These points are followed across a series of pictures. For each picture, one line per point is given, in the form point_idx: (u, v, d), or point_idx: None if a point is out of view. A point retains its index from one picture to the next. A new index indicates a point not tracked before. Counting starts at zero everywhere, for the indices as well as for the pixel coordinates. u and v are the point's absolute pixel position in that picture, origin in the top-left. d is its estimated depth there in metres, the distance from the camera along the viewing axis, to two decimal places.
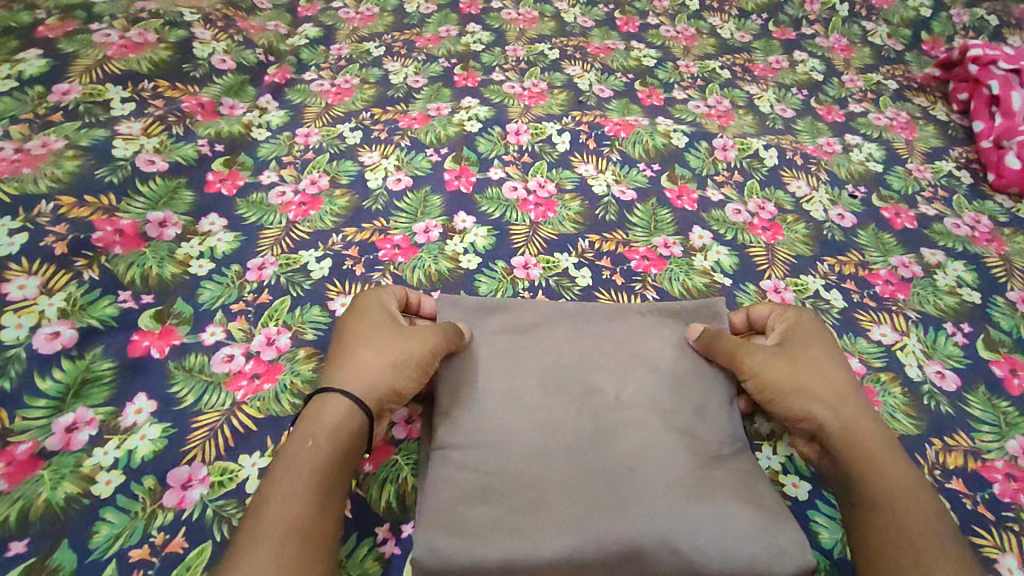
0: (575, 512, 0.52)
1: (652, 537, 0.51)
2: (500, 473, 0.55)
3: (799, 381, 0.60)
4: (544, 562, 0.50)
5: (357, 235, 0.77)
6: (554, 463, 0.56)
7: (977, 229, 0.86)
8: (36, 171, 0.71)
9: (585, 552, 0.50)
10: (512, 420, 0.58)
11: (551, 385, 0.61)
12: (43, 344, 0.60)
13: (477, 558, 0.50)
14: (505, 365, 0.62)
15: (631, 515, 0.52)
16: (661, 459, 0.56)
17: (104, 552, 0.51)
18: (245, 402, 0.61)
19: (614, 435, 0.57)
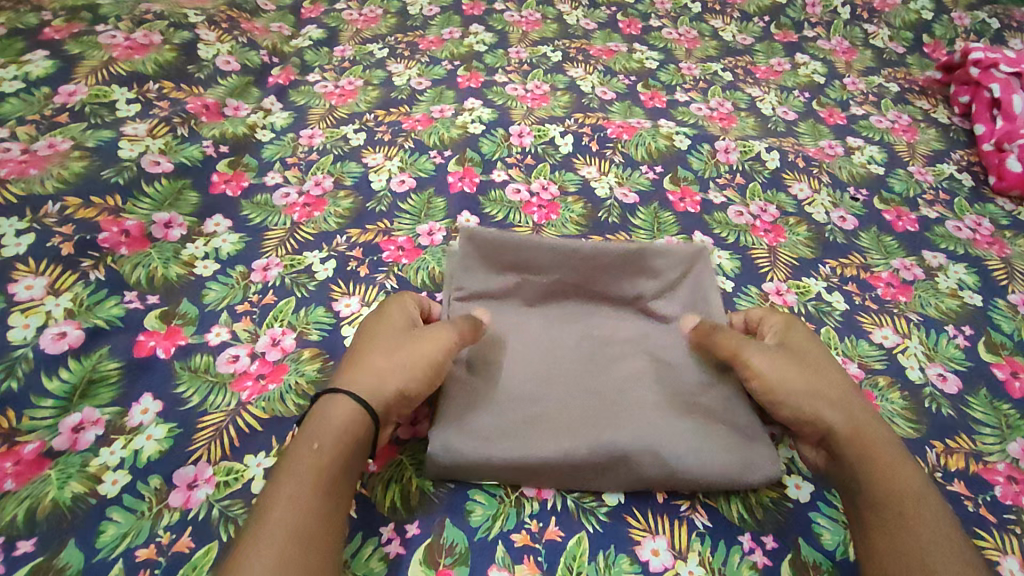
0: (572, 429, 0.58)
1: (642, 446, 0.56)
2: (504, 394, 0.60)
3: (808, 378, 0.58)
4: (542, 464, 0.56)
5: (361, 236, 0.77)
6: (553, 387, 0.61)
7: (978, 232, 0.86)
8: (43, 172, 0.71)
9: (579, 456, 0.56)
10: (518, 348, 0.64)
11: (553, 317, 0.67)
12: (49, 344, 0.59)
13: (485, 458, 0.56)
14: (512, 298, 0.68)
15: (624, 429, 0.57)
16: (649, 383, 0.61)
17: (111, 552, 0.50)
18: (250, 402, 0.60)
19: (610, 358, 0.64)
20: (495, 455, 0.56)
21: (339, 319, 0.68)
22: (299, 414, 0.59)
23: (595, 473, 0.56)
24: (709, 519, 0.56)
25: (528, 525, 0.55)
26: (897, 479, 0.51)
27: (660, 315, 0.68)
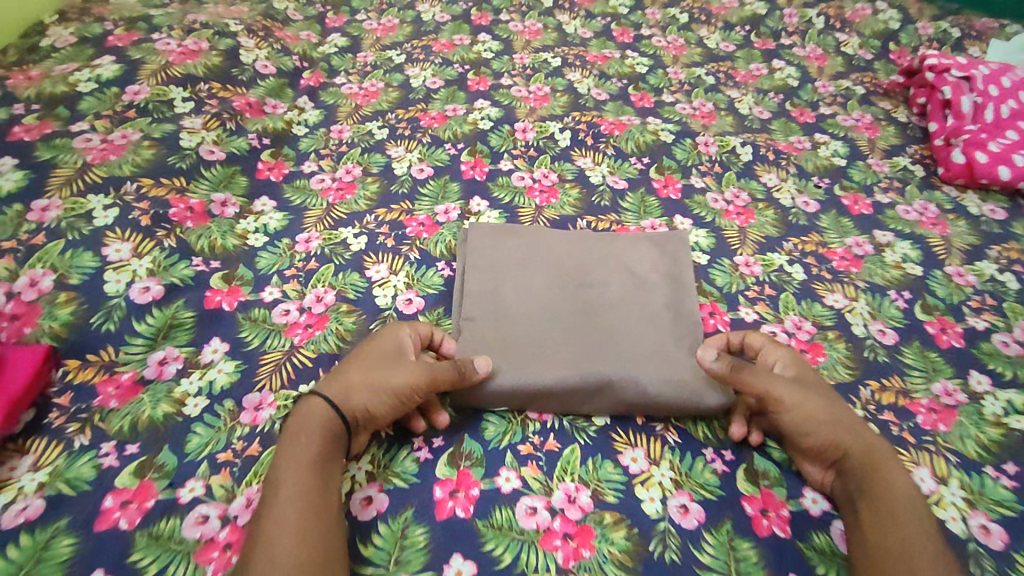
0: (568, 363, 0.69)
1: (624, 374, 0.68)
2: (513, 336, 0.72)
3: (823, 404, 0.65)
4: (540, 390, 0.68)
5: (387, 216, 0.89)
6: (554, 331, 0.73)
7: (925, 215, 0.97)
8: (121, 158, 0.82)
9: (572, 383, 0.68)
10: (526, 302, 0.76)
11: (553, 281, 0.79)
12: (138, 296, 0.71)
13: (493, 385, 0.68)
14: (521, 265, 0.81)
15: (611, 362, 0.70)
16: (630, 329, 0.74)
17: (198, 455, 0.61)
18: (301, 346, 0.72)
19: (601, 308, 0.76)
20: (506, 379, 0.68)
21: (370, 282, 0.80)
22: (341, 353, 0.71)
23: (586, 396, 0.68)
24: (678, 435, 0.69)
25: (531, 439, 0.67)
26: (896, 495, 0.59)
27: (642, 279, 0.80)
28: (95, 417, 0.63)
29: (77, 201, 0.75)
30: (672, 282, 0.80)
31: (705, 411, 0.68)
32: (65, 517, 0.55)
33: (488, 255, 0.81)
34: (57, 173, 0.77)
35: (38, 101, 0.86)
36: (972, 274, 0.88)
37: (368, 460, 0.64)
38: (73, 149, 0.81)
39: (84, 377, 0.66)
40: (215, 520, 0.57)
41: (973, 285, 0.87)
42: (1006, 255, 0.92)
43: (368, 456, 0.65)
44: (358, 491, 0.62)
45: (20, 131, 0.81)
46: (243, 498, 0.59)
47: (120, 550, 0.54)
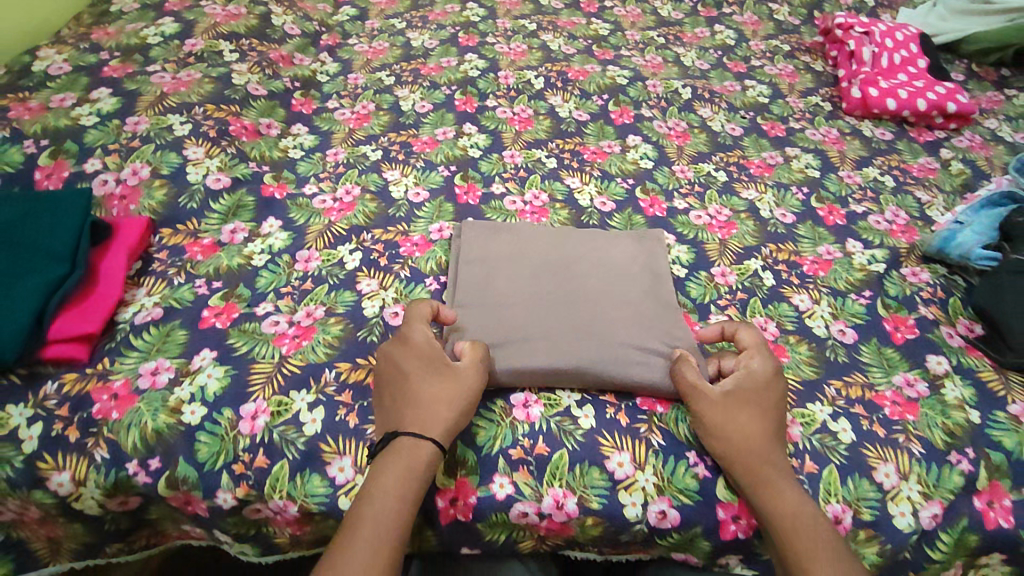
0: (559, 352, 0.75)
1: (607, 359, 0.75)
2: (506, 324, 0.78)
3: (741, 411, 0.69)
4: (530, 372, 0.74)
5: (397, 137, 1.11)
6: (543, 319, 0.79)
7: (828, 136, 1.21)
8: (189, 90, 1.04)
9: (559, 366, 0.74)
10: (515, 290, 0.83)
11: (541, 273, 0.85)
12: (213, 184, 0.93)
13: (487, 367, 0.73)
14: (510, 260, 0.87)
15: (597, 350, 0.75)
16: (613, 316, 0.80)
17: (267, 288, 0.84)
18: (336, 221, 0.94)
19: (586, 297, 0.82)
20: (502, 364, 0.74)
21: (386, 181, 1.02)
22: (367, 225, 0.94)
23: (575, 381, 0.74)
24: None
25: None
26: (793, 511, 0.63)
27: (624, 271, 0.87)
28: (187, 265, 0.85)
29: (160, 118, 0.98)
30: (651, 274, 0.87)
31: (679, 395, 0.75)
32: (178, 318, 0.78)
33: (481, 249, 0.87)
34: (142, 99, 1.00)
35: (119, 50, 1.08)
36: (859, 176, 1.12)
37: (393, 291, 0.85)
38: (151, 83, 1.03)
39: (175, 240, 0.88)
40: (285, 323, 0.79)
41: (858, 184, 1.10)
42: (887, 164, 1.16)
43: (393, 288, 0.85)
44: (388, 307, 0.82)
45: (109, 70, 1.04)
46: (302, 311, 0.81)
47: (220, 337, 0.77)
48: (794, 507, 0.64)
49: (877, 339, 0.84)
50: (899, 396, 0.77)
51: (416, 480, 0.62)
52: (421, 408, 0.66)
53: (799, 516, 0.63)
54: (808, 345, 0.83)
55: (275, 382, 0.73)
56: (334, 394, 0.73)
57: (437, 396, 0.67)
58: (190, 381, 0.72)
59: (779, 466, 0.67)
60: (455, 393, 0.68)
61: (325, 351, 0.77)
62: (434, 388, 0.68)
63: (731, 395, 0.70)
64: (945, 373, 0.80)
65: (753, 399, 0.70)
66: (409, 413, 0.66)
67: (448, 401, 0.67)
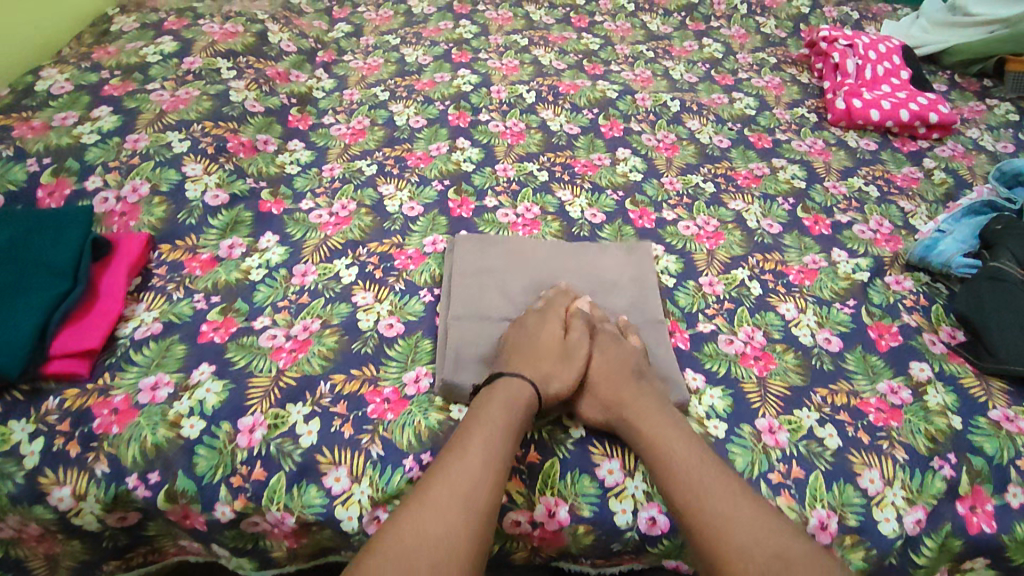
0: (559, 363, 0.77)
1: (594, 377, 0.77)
2: (504, 338, 0.80)
3: (621, 423, 0.72)
4: None
5: (391, 152, 1.13)
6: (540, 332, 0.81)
7: (814, 147, 1.24)
8: (187, 107, 1.06)
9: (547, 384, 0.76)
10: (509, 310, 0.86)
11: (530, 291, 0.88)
12: (211, 200, 0.95)
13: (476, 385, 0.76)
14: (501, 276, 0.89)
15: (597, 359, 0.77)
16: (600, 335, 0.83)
17: (264, 302, 0.86)
18: (332, 235, 0.96)
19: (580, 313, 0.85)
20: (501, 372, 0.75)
21: (381, 195, 1.04)
22: (362, 239, 0.96)
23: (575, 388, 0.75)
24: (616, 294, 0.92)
25: None
26: (695, 484, 0.63)
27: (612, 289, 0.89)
28: (187, 280, 0.87)
29: (159, 136, 1.00)
30: (639, 291, 0.90)
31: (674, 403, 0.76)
32: (177, 333, 0.80)
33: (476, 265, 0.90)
34: (142, 116, 1.02)
35: (118, 69, 1.11)
36: (844, 186, 1.14)
37: (389, 304, 0.87)
38: (150, 101, 1.05)
39: (173, 256, 0.90)
40: (282, 337, 0.81)
41: (843, 194, 1.13)
42: (872, 174, 1.18)
43: (388, 301, 0.87)
44: (382, 319, 0.84)
45: (109, 89, 1.06)
46: (299, 325, 0.83)
47: (218, 351, 0.78)
48: (696, 474, 0.64)
49: (861, 347, 0.86)
50: (882, 403, 0.79)
51: (487, 477, 0.63)
52: (487, 407, 0.69)
53: (692, 481, 0.64)
54: (795, 353, 0.85)
55: (272, 395, 0.74)
56: (329, 406, 0.74)
57: (502, 395, 0.71)
58: (189, 395, 0.73)
59: (678, 443, 0.68)
60: (517, 398, 0.71)
61: (320, 363, 0.78)
62: (498, 392, 0.71)
63: (610, 409, 0.73)
64: (927, 380, 0.82)
65: (621, 402, 0.73)
66: (476, 413, 0.69)
67: (511, 404, 0.70)
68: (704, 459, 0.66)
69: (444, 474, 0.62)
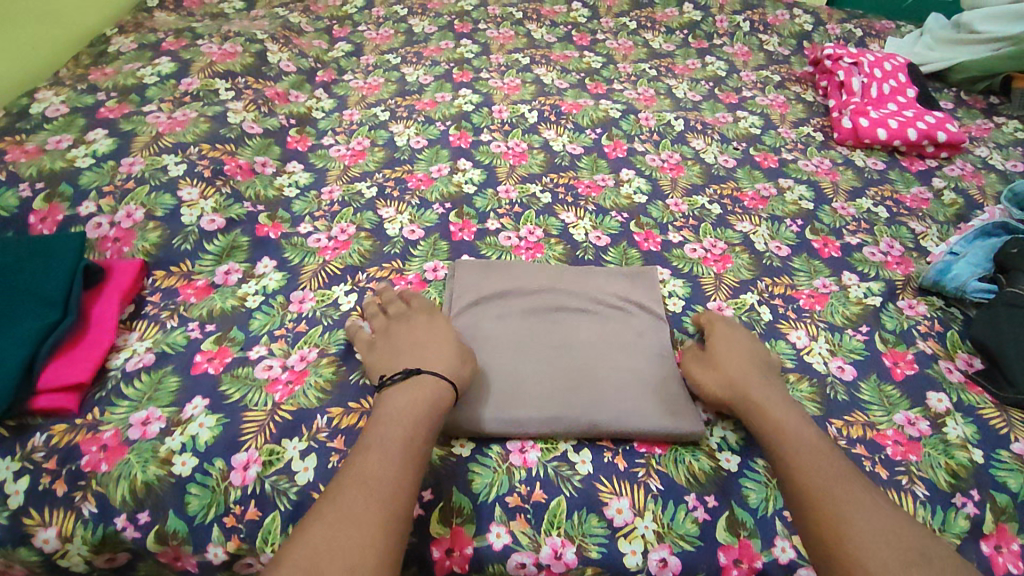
0: (551, 405, 0.75)
1: (597, 411, 0.74)
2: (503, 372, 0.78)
3: (749, 408, 0.72)
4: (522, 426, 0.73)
5: (392, 174, 1.11)
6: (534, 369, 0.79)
7: (821, 167, 1.22)
8: (184, 130, 1.04)
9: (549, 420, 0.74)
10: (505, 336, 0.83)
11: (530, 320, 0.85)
12: (207, 225, 0.93)
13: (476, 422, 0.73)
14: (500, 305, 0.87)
15: (593, 404, 0.75)
16: (603, 366, 0.80)
17: (260, 331, 0.83)
18: (331, 260, 0.94)
19: (576, 345, 0.83)
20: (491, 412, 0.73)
21: (381, 218, 1.02)
22: (362, 264, 0.94)
23: (566, 429, 0.73)
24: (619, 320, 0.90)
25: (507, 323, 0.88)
26: (815, 473, 0.63)
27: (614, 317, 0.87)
28: (181, 307, 0.85)
29: (155, 159, 0.98)
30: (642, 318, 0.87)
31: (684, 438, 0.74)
32: (170, 364, 0.77)
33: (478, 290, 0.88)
34: (137, 139, 1.00)
35: (115, 90, 1.09)
36: (852, 207, 1.13)
37: None
38: (147, 123, 1.03)
39: (168, 282, 0.88)
40: (278, 367, 0.78)
41: (852, 215, 1.11)
42: (880, 194, 1.16)
43: None
44: None
45: (105, 111, 1.04)
46: (296, 355, 0.80)
47: (212, 383, 0.76)
48: (822, 465, 0.64)
49: (875, 375, 0.83)
50: (899, 435, 0.76)
51: (392, 476, 0.60)
52: (394, 405, 0.67)
53: (823, 471, 0.63)
54: (808, 382, 0.82)
55: (267, 430, 0.71)
56: (325, 441, 0.71)
57: (406, 391, 0.68)
58: (181, 431, 0.70)
59: (805, 437, 0.68)
60: (434, 398, 0.68)
61: (317, 396, 0.75)
62: (406, 387, 0.69)
63: (736, 399, 0.74)
64: (946, 412, 0.79)
65: (750, 394, 0.73)
66: (381, 413, 0.66)
67: (424, 401, 0.67)
68: (832, 454, 0.66)
69: (353, 472, 0.60)
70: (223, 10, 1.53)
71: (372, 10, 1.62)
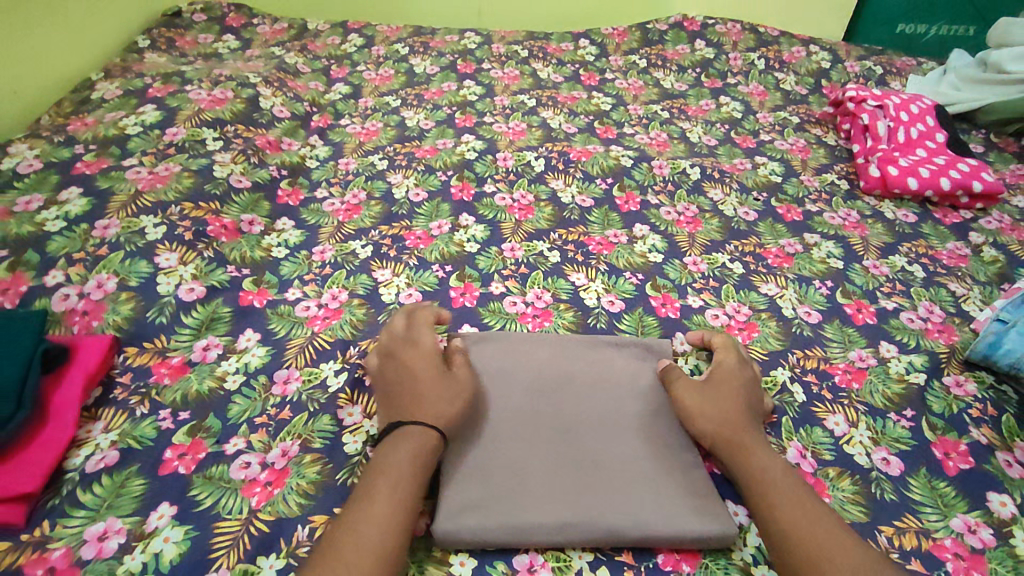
0: (565, 506, 0.66)
1: (615, 513, 0.65)
2: (505, 464, 0.69)
3: (734, 447, 0.70)
4: (534, 530, 0.64)
5: (389, 231, 1.04)
6: (542, 458, 0.70)
7: (848, 220, 1.14)
8: (166, 186, 0.97)
9: (566, 523, 0.64)
10: (508, 417, 0.74)
11: (534, 396, 0.77)
12: (185, 295, 0.85)
13: (481, 532, 0.63)
14: (502, 379, 0.78)
15: (612, 506, 0.66)
16: (617, 454, 0.71)
17: (239, 419, 0.75)
18: (319, 332, 0.86)
19: (587, 428, 0.74)
20: (498, 521, 0.64)
21: (376, 282, 0.94)
22: (354, 337, 0.86)
23: (584, 538, 0.64)
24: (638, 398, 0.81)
25: None
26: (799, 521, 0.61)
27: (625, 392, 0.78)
28: (153, 391, 0.77)
29: (133, 220, 0.91)
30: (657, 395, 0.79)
31: (716, 544, 0.65)
32: (136, 463, 0.69)
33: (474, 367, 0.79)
34: (115, 198, 0.93)
35: (94, 143, 1.03)
36: (886, 265, 1.04)
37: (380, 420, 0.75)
38: (126, 179, 0.97)
39: (140, 361, 0.80)
40: (256, 465, 0.70)
41: (886, 275, 1.02)
42: (914, 251, 1.08)
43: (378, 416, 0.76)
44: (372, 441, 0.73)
45: (82, 166, 0.98)
46: (278, 449, 0.72)
47: (181, 486, 0.67)
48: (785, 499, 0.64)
49: (925, 470, 0.74)
50: (960, 547, 0.67)
51: (397, 520, 0.60)
52: (393, 453, 0.65)
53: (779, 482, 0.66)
54: (851, 478, 0.73)
55: (241, 545, 0.63)
56: (306, 557, 0.62)
57: (407, 444, 0.66)
58: (142, 548, 0.62)
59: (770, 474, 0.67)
60: (419, 444, 0.67)
61: (299, 501, 0.67)
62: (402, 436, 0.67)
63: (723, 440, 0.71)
64: (1012, 518, 0.69)
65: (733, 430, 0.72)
66: (380, 461, 0.65)
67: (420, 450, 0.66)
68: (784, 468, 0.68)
69: (369, 509, 0.60)
70: (217, 50, 1.48)
71: (371, 49, 1.56)
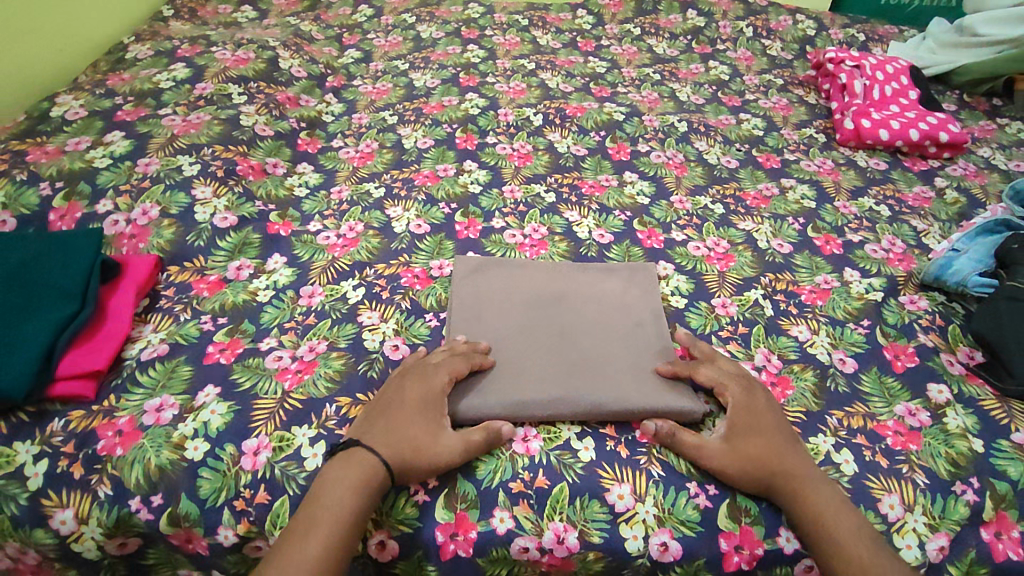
0: (556, 388, 0.76)
1: (599, 395, 0.75)
2: (504, 360, 0.79)
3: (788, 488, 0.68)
4: (529, 411, 0.74)
5: (400, 175, 1.14)
6: (540, 356, 0.80)
7: (823, 167, 1.23)
8: (198, 131, 1.08)
9: (556, 402, 0.74)
10: (507, 323, 0.84)
11: (532, 308, 0.86)
12: (220, 223, 0.96)
13: (483, 409, 0.74)
14: (503, 294, 0.88)
15: (598, 387, 0.76)
16: (604, 353, 0.81)
17: (270, 324, 0.85)
18: (339, 256, 0.96)
19: (577, 333, 0.83)
20: (503, 400, 0.74)
21: (389, 217, 1.04)
22: (370, 261, 0.96)
23: (572, 414, 0.74)
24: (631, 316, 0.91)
25: None
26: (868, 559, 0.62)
27: (612, 305, 0.88)
28: (194, 301, 0.87)
29: (171, 159, 1.01)
30: (643, 308, 0.88)
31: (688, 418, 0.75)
32: (184, 354, 0.79)
33: (478, 284, 0.89)
34: (154, 141, 1.03)
35: (132, 95, 1.13)
36: (855, 206, 1.14)
37: (394, 325, 0.86)
38: (162, 126, 1.07)
39: (182, 277, 0.90)
40: (287, 358, 0.80)
41: (854, 214, 1.12)
42: (883, 193, 1.17)
43: (393, 321, 0.86)
44: (388, 341, 0.84)
45: (122, 114, 1.08)
46: (305, 347, 0.82)
47: (223, 373, 0.77)
48: (867, 543, 0.64)
49: (876, 368, 0.84)
50: (900, 425, 0.76)
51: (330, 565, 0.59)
52: (333, 480, 0.65)
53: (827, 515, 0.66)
54: (810, 374, 0.83)
55: (277, 417, 0.73)
56: (334, 428, 0.73)
57: (355, 471, 0.65)
58: (193, 417, 0.72)
59: (840, 515, 0.66)
60: (366, 474, 0.65)
61: (326, 386, 0.77)
62: (347, 468, 0.65)
63: (777, 475, 0.68)
64: (947, 403, 0.79)
65: (789, 469, 0.69)
66: (323, 489, 0.64)
67: (359, 486, 0.64)
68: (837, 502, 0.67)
69: (299, 548, 0.59)
70: (236, 19, 1.58)
71: (380, 18, 1.66)
